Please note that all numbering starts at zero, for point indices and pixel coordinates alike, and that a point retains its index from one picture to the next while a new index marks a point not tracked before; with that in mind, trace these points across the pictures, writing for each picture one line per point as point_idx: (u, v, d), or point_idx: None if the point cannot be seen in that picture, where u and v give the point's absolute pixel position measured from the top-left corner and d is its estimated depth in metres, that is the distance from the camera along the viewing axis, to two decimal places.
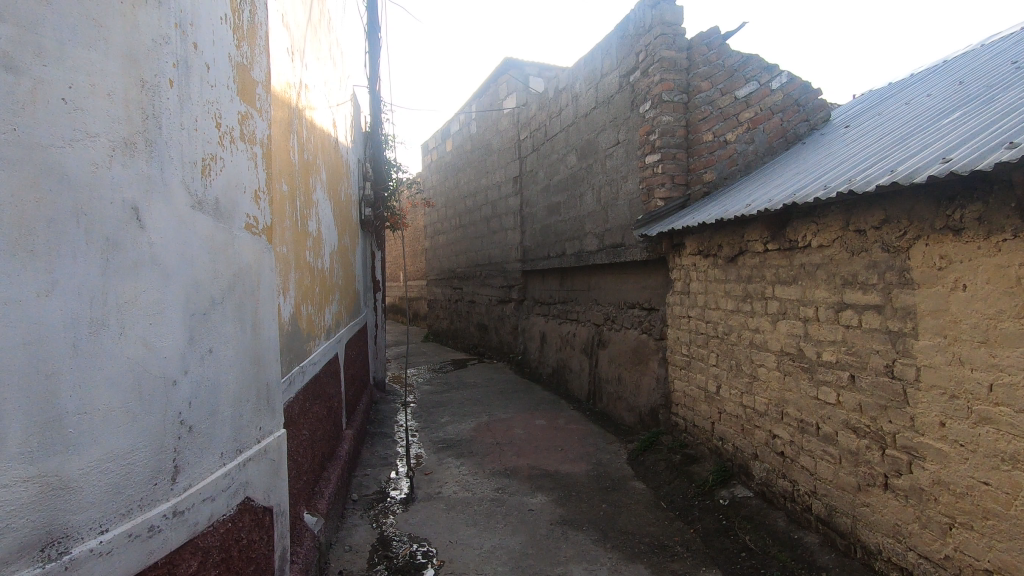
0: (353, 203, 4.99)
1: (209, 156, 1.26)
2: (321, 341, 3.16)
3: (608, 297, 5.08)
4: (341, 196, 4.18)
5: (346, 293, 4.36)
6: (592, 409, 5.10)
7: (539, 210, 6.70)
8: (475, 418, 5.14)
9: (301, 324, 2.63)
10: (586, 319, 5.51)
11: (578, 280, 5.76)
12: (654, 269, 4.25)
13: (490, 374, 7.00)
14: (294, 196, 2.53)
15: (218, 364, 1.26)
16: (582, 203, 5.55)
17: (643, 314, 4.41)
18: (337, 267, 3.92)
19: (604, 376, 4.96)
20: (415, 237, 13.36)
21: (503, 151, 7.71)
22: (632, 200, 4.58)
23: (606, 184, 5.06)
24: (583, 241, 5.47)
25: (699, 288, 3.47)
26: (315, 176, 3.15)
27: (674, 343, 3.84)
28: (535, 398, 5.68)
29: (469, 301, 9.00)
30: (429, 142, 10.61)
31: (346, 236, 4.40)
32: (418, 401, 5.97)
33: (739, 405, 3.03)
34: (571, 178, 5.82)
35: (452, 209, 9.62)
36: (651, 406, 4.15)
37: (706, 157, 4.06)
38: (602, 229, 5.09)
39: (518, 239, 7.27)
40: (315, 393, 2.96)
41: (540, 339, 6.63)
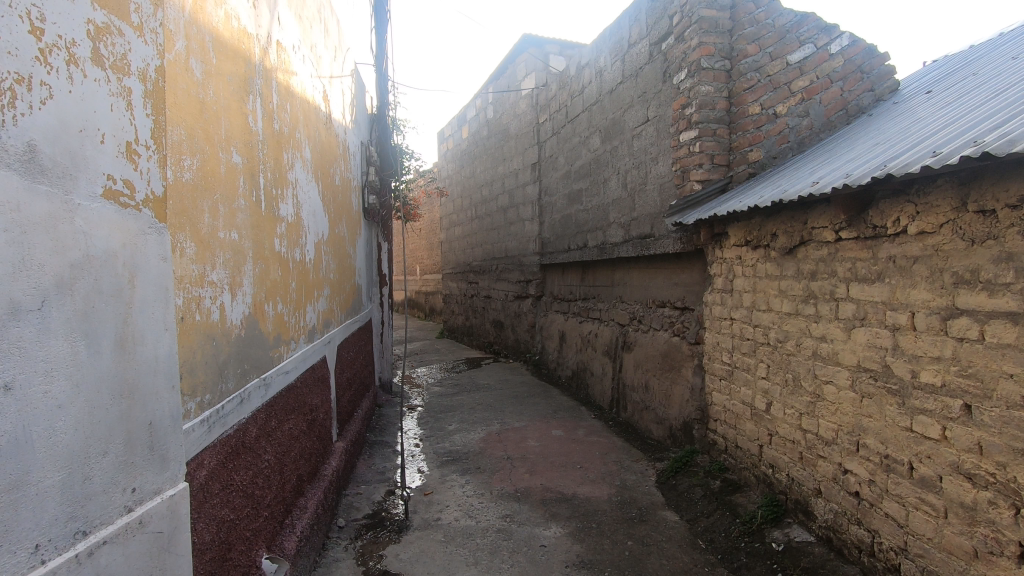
0: (354, 190, 4.56)
1: (13, 76, 0.79)
2: (300, 344, 2.71)
3: (634, 294, 4.56)
4: (334, 180, 3.74)
5: (342, 289, 3.93)
6: (615, 419, 4.58)
7: (559, 200, 6.17)
8: (485, 426, 4.67)
9: (266, 326, 2.19)
10: (609, 318, 4.99)
11: (601, 275, 5.24)
12: (688, 263, 3.71)
13: (505, 376, 6.53)
14: (253, 172, 2.09)
15: (29, 407, 0.79)
16: (606, 190, 5.02)
17: (675, 315, 3.89)
18: (329, 260, 3.49)
19: (629, 382, 4.44)
20: (432, 229, 12.94)
21: (521, 136, 7.19)
22: (664, 184, 4.04)
23: (633, 168, 4.52)
24: (607, 232, 4.95)
25: (745, 285, 2.93)
26: (294, 154, 2.71)
27: (713, 349, 3.31)
28: (552, 404, 5.19)
29: (484, 297, 8.54)
30: (445, 130, 10.13)
31: (342, 225, 3.98)
32: (425, 405, 5.54)
33: (797, 428, 2.51)
34: (594, 163, 5.28)
35: (467, 199, 9.15)
36: (684, 419, 3.63)
37: (751, 133, 3.50)
38: (628, 219, 4.56)
39: (536, 231, 6.76)
40: (290, 407, 2.52)
41: (559, 339, 6.14)
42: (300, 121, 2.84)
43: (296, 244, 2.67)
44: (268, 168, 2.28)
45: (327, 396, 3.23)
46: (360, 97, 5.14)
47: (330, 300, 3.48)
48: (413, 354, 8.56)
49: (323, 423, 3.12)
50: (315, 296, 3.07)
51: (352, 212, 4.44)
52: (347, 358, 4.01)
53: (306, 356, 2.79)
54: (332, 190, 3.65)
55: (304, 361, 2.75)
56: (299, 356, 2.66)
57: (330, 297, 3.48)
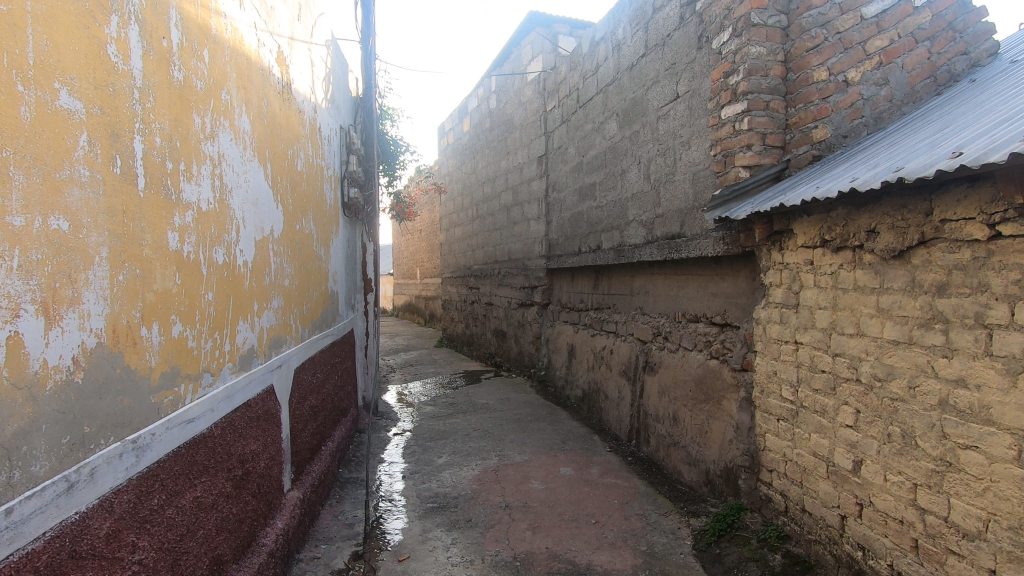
0: (326, 181, 3.86)
1: None
2: (221, 376, 2.01)
3: (659, 306, 3.83)
4: (292, 165, 3.04)
5: (306, 300, 3.23)
6: (634, 453, 3.86)
7: (569, 196, 5.46)
8: (481, 460, 3.97)
9: (143, 358, 1.49)
10: (627, 333, 4.27)
11: (617, 282, 4.53)
12: (732, 269, 2.99)
13: (506, 394, 5.82)
14: (115, 130, 1.39)
15: None
16: (625, 183, 4.31)
17: (712, 333, 3.17)
18: (283, 263, 2.79)
19: (652, 411, 3.72)
20: (432, 230, 12.22)
21: (527, 126, 6.50)
22: (699, 172, 3.32)
23: (659, 154, 3.79)
24: (627, 231, 4.23)
25: (819, 300, 2.22)
26: (216, 119, 2.01)
27: (768, 381, 2.59)
28: (560, 432, 4.46)
29: (486, 304, 7.83)
30: (446, 123, 9.44)
31: (306, 222, 3.29)
32: (414, 430, 4.83)
33: (910, 503, 1.78)
34: (610, 152, 4.57)
35: (468, 196, 8.45)
36: (727, 465, 2.92)
37: (816, 105, 2.77)
38: (653, 216, 3.86)
39: (543, 231, 6.05)
40: (199, 466, 1.82)
41: (568, 354, 5.41)
42: (229, 78, 2.14)
43: (215, 239, 1.96)
44: (153, 131, 1.57)
45: (271, 436, 2.53)
46: (339, 73, 4.45)
47: (283, 315, 2.78)
48: (407, 365, 7.84)
49: (264, 473, 2.42)
50: (255, 311, 2.36)
51: (323, 206, 3.74)
52: (311, 381, 3.31)
53: (233, 392, 2.09)
54: (289, 175, 2.95)
55: (228, 399, 2.05)
56: (217, 395, 1.95)
57: (283, 311, 2.78)
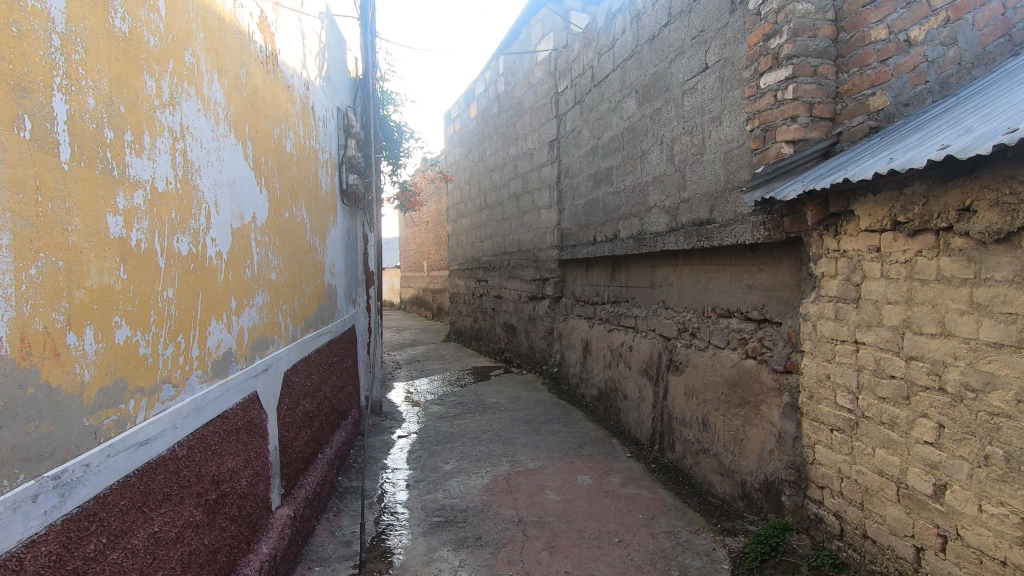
0: (321, 166, 3.56)
1: None
2: (187, 386, 1.71)
3: (684, 300, 3.51)
4: (280, 145, 2.73)
5: (297, 295, 2.94)
6: (658, 459, 3.56)
7: (583, 183, 5.13)
8: (492, 466, 3.68)
9: (71, 372, 1.20)
10: (648, 328, 3.95)
11: (637, 274, 4.20)
12: (773, 258, 2.67)
13: (517, 392, 5.53)
14: (20, 83, 1.09)
15: None
16: (646, 167, 3.97)
17: (748, 329, 2.85)
18: (268, 254, 2.49)
19: (677, 414, 3.41)
20: (439, 221, 11.91)
21: (537, 110, 6.16)
22: (733, 151, 2.98)
23: (685, 133, 3.45)
24: (649, 219, 3.90)
25: (888, 294, 1.89)
26: (176, 84, 1.71)
27: (819, 385, 2.27)
28: (576, 435, 4.16)
29: (495, 297, 7.53)
30: (452, 109, 9.10)
31: (297, 209, 2.99)
32: (420, 432, 4.56)
33: (1018, 542, 1.47)
34: (629, 133, 4.23)
35: (475, 185, 8.12)
36: (767, 479, 2.60)
37: (873, 69, 2.40)
38: (679, 201, 3.52)
39: (554, 220, 5.73)
40: (158, 496, 1.52)
41: (583, 350, 5.10)
42: (195, 37, 1.84)
43: (176, 224, 1.66)
44: (84, 90, 1.27)
45: (255, 449, 2.24)
46: (336, 50, 4.13)
47: (270, 313, 2.49)
48: (414, 361, 7.57)
49: (246, 493, 2.13)
50: (232, 309, 2.07)
51: (317, 193, 3.45)
52: (305, 384, 3.02)
53: (202, 403, 1.79)
54: (275, 156, 2.65)
55: (197, 413, 1.75)
56: (181, 409, 1.65)
57: (269, 308, 2.49)
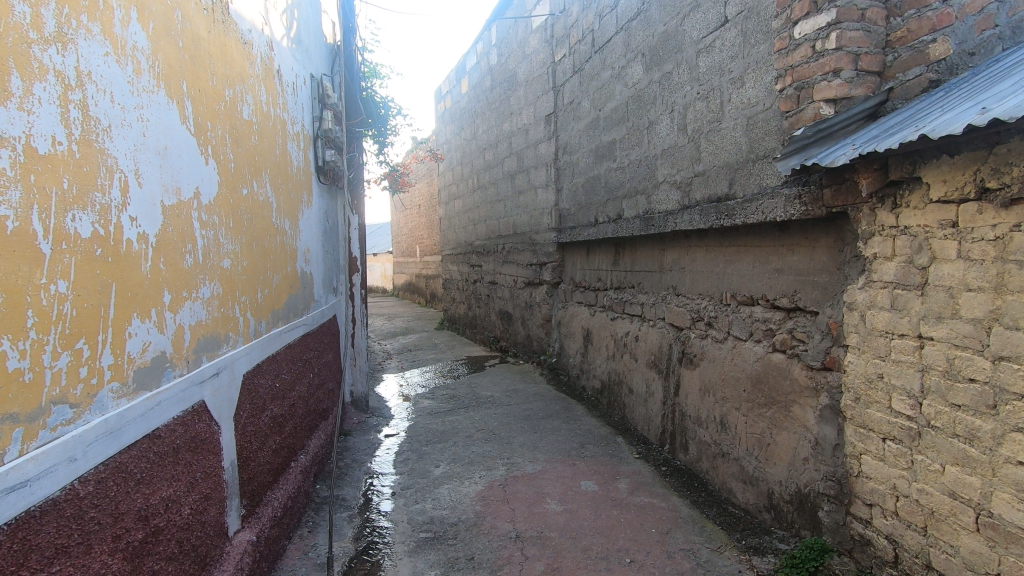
0: (290, 138, 3.15)
1: None
2: (93, 404, 1.34)
3: (698, 286, 3.16)
4: (233, 110, 2.33)
5: (261, 285, 2.57)
6: (669, 462, 3.24)
7: (583, 159, 4.74)
8: (487, 469, 3.35)
9: None
10: (656, 317, 3.60)
11: (643, 257, 3.85)
12: (807, 238, 2.31)
13: (513, 384, 5.20)
14: None
15: None
16: (654, 139, 3.60)
17: (775, 319, 2.51)
18: (219, 238, 2.11)
19: (691, 412, 3.08)
20: (431, 203, 11.48)
21: (533, 82, 5.74)
22: (759, 115, 2.61)
23: (701, 98, 3.07)
24: (659, 196, 3.53)
25: (969, 279, 1.56)
26: (67, 15, 1.31)
27: (867, 387, 1.93)
28: (578, 433, 3.83)
29: (490, 283, 7.17)
30: (443, 85, 8.63)
31: (258, 186, 2.60)
32: (409, 430, 4.22)
33: None
34: (634, 102, 3.84)
35: (468, 165, 7.70)
36: (800, 491, 2.27)
37: (934, 11, 2.01)
38: (694, 175, 3.16)
39: (552, 201, 5.35)
40: (47, 553, 1.16)
41: (584, 340, 4.76)
42: None
43: (68, 197, 1.28)
44: None
45: (202, 469, 1.88)
46: (310, 9, 3.69)
47: (222, 307, 2.11)
48: (405, 351, 7.22)
49: (191, 523, 1.78)
50: (164, 303, 1.69)
51: (285, 168, 3.04)
52: (273, 386, 2.66)
53: (119, 424, 1.43)
54: (226, 122, 2.25)
55: (110, 437, 1.39)
56: (84, 435, 1.29)
57: (222, 301, 2.12)
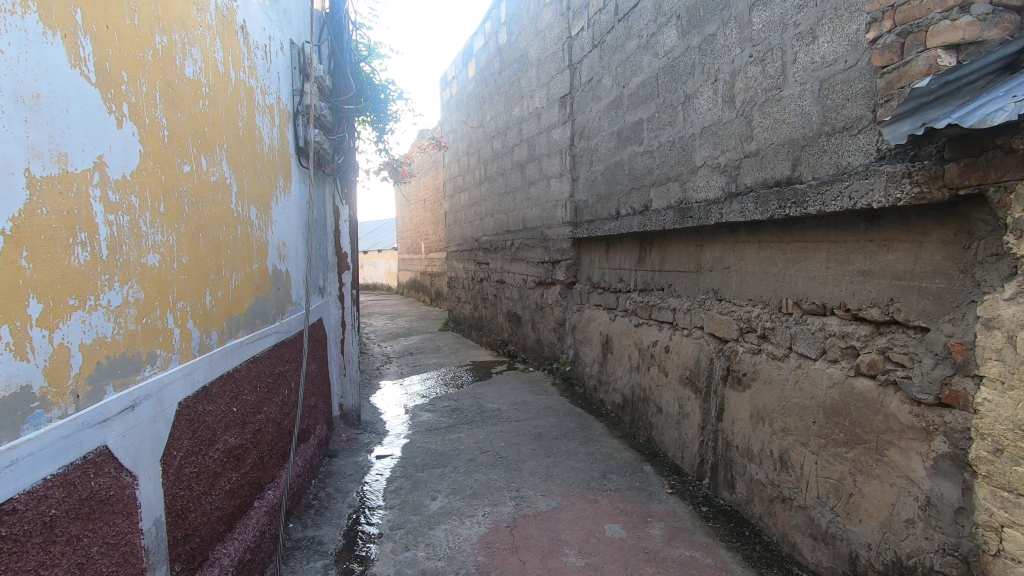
0: (258, 112, 2.64)
1: None
2: None
3: (748, 289, 2.62)
4: (170, 62, 1.82)
5: (211, 287, 2.06)
6: (710, 500, 2.71)
7: (604, 144, 4.20)
8: (492, 504, 2.84)
9: None
10: (692, 325, 3.07)
11: (675, 254, 3.31)
12: (911, 231, 1.77)
13: (523, 395, 4.68)
14: None
15: None
16: (691, 115, 3.06)
17: (860, 335, 1.97)
18: (140, 226, 1.61)
19: (740, 442, 2.55)
20: (437, 198, 10.96)
21: (546, 61, 5.20)
22: (837, 76, 2.08)
23: (754, 61, 2.54)
24: (698, 183, 3.00)
25: None
26: None
27: (1019, 436, 1.41)
28: (598, 459, 3.30)
29: (497, 282, 6.64)
30: (449, 71, 8.11)
31: (209, 164, 2.09)
32: (405, 450, 3.72)
33: None
34: (667, 73, 3.30)
35: (474, 155, 7.18)
36: (901, 562, 1.74)
37: None
38: (745, 156, 2.63)
39: (567, 191, 4.82)
40: None
41: (604, 348, 4.24)
42: None
43: None
44: None
45: (100, 541, 1.37)
46: None
47: (142, 317, 1.60)
48: (406, 355, 6.70)
49: None
50: (28, 317, 1.18)
51: (251, 146, 2.53)
52: (228, 411, 2.15)
53: None
54: (157, 78, 1.73)
55: None
56: None
57: (142, 310, 1.61)
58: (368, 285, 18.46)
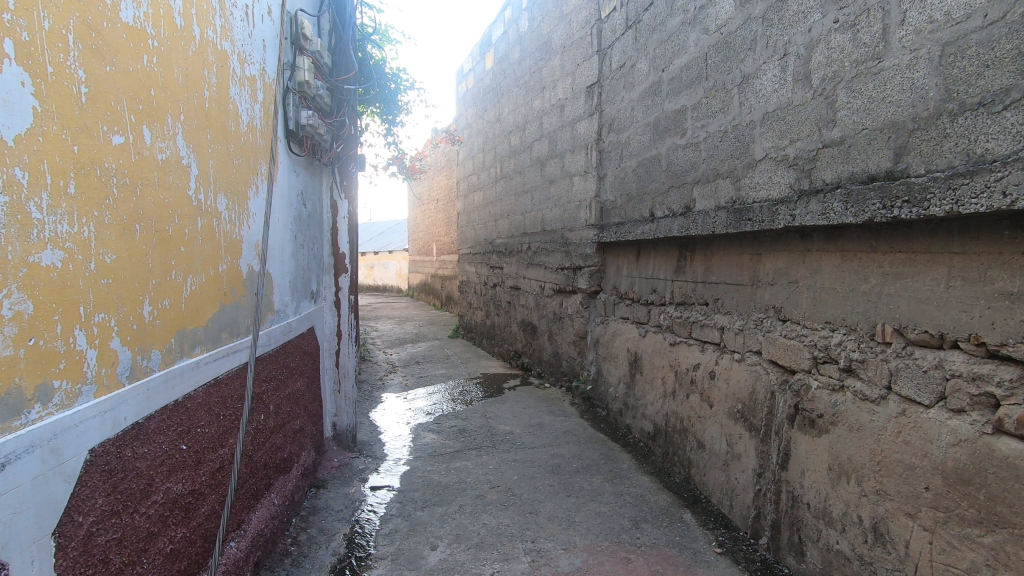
0: (233, 83, 2.20)
1: None
2: None
3: (824, 310, 2.13)
4: None
5: (152, 294, 1.61)
6: (770, 567, 2.21)
7: (637, 137, 3.73)
8: (504, 558, 2.37)
9: None
10: (747, 349, 2.57)
11: (725, 264, 2.82)
12: None
13: (539, 416, 4.21)
14: None
15: None
16: (751, 99, 2.58)
17: (1001, 380, 1.48)
18: (25, 211, 1.16)
19: (814, 500, 2.06)
20: (450, 198, 10.53)
21: (571, 47, 4.74)
22: (970, 37, 1.59)
23: (841, 28, 2.05)
24: (758, 179, 2.52)
25: None
26: None
27: None
28: (628, 502, 2.82)
29: (512, 288, 6.18)
30: (466, 63, 7.67)
31: (156, 138, 1.64)
32: (405, 478, 3.27)
33: None
34: (719, 52, 2.82)
35: (490, 152, 6.73)
36: None
37: None
38: (824, 146, 2.14)
39: (592, 190, 4.34)
40: None
41: (632, 367, 3.75)
42: None
43: None
44: None
45: None
46: None
47: (28, 338, 1.15)
48: (412, 364, 6.25)
49: None
50: None
51: (221, 122, 2.09)
52: (173, 451, 1.70)
53: None
54: (69, 14, 1.29)
55: None
56: None
57: (28, 328, 1.16)
58: (378, 286, 18.07)
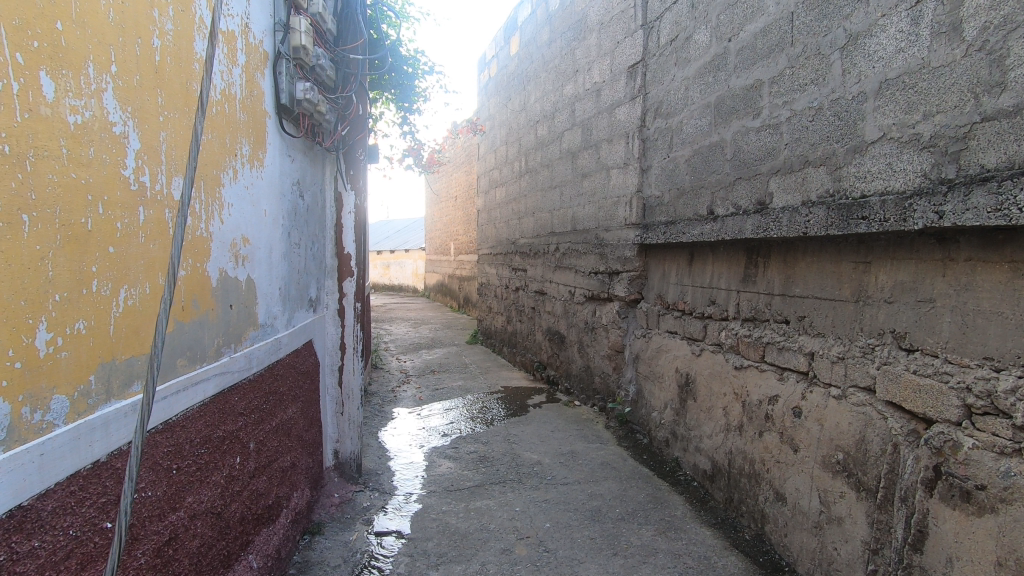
0: (199, 35, 1.70)
1: None
2: None
3: (986, 341, 1.57)
4: None
5: (53, 315, 1.12)
6: None
7: (692, 121, 3.18)
8: None
9: None
10: (852, 383, 2.02)
11: (813, 272, 2.26)
12: None
13: (570, 443, 3.68)
14: None
15: None
16: (860, 64, 2.02)
17: None
18: None
19: None
20: (470, 194, 10.02)
21: (610, 22, 4.20)
22: None
23: None
24: (872, 167, 1.96)
25: None
26: None
27: None
28: (689, 566, 2.28)
29: (536, 292, 5.66)
30: (489, 49, 7.16)
31: (63, 91, 1.15)
32: (416, 520, 2.76)
33: None
34: (811, 9, 2.27)
35: (514, 144, 6.21)
36: None
37: None
38: (985, 119, 1.58)
39: (633, 184, 3.80)
40: None
41: (682, 391, 3.20)
42: None
43: None
44: None
45: None
46: None
47: None
48: (427, 373, 5.76)
49: None
50: None
51: (180, 84, 1.59)
52: (90, 535, 1.20)
53: None
54: None
55: None
56: None
57: None
58: (395, 284, 17.66)
